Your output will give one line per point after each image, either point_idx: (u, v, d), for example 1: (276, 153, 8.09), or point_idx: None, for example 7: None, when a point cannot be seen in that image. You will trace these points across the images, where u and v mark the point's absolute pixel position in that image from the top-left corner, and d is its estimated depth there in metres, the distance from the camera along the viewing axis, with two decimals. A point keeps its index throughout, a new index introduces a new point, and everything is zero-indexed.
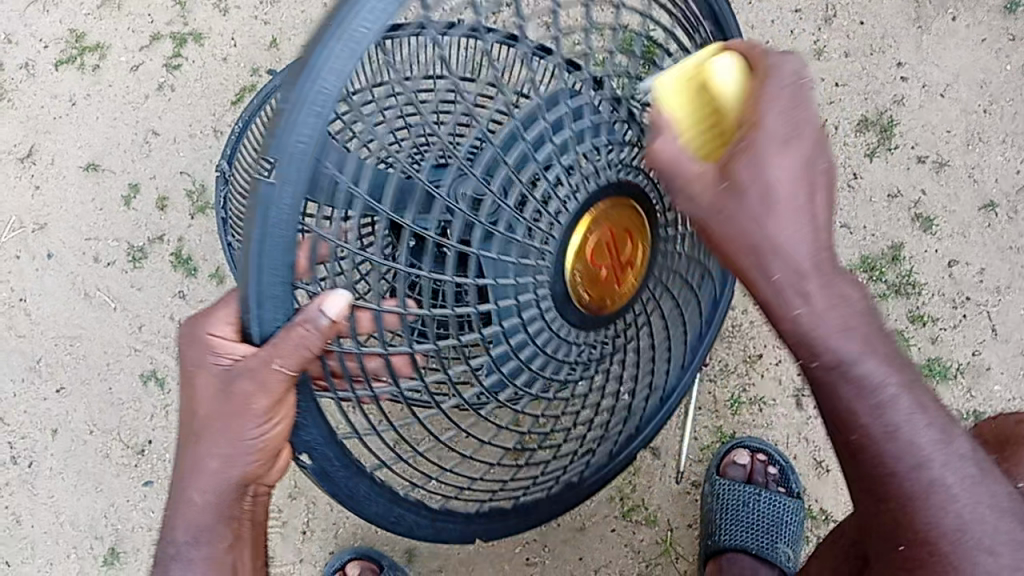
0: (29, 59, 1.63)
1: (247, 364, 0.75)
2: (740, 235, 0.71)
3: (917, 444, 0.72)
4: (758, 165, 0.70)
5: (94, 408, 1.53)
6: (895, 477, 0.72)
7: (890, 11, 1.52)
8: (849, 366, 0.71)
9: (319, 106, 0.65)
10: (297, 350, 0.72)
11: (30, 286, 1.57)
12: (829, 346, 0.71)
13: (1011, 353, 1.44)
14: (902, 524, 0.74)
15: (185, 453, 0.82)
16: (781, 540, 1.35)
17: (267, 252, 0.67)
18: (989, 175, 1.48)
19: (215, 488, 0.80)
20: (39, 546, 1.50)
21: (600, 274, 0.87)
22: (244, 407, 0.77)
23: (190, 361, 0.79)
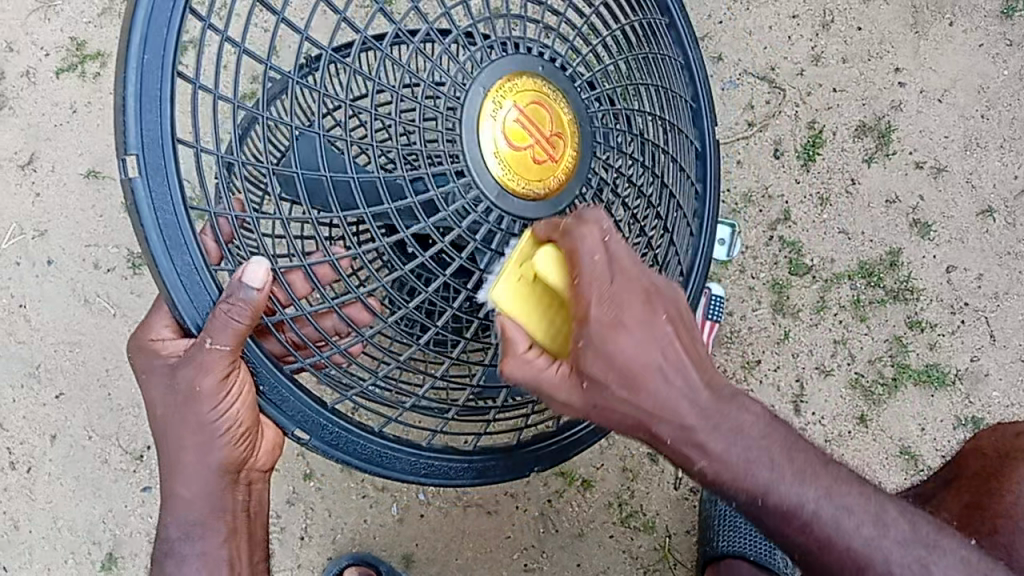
0: (30, 66, 1.62)
1: (189, 354, 0.88)
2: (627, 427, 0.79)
3: (853, 549, 0.80)
4: (602, 348, 0.73)
5: (93, 414, 1.53)
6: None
7: (886, 17, 1.52)
8: (765, 497, 0.79)
9: (155, 95, 0.79)
10: (228, 324, 0.83)
11: (29, 292, 1.57)
12: (743, 484, 0.78)
13: (1010, 359, 1.45)
14: None
15: (162, 456, 0.96)
16: (780, 547, 1.34)
17: (157, 233, 0.80)
18: (986, 180, 1.48)
19: (189, 479, 0.96)
20: (37, 552, 1.51)
21: (527, 160, 0.88)
22: (196, 398, 0.90)
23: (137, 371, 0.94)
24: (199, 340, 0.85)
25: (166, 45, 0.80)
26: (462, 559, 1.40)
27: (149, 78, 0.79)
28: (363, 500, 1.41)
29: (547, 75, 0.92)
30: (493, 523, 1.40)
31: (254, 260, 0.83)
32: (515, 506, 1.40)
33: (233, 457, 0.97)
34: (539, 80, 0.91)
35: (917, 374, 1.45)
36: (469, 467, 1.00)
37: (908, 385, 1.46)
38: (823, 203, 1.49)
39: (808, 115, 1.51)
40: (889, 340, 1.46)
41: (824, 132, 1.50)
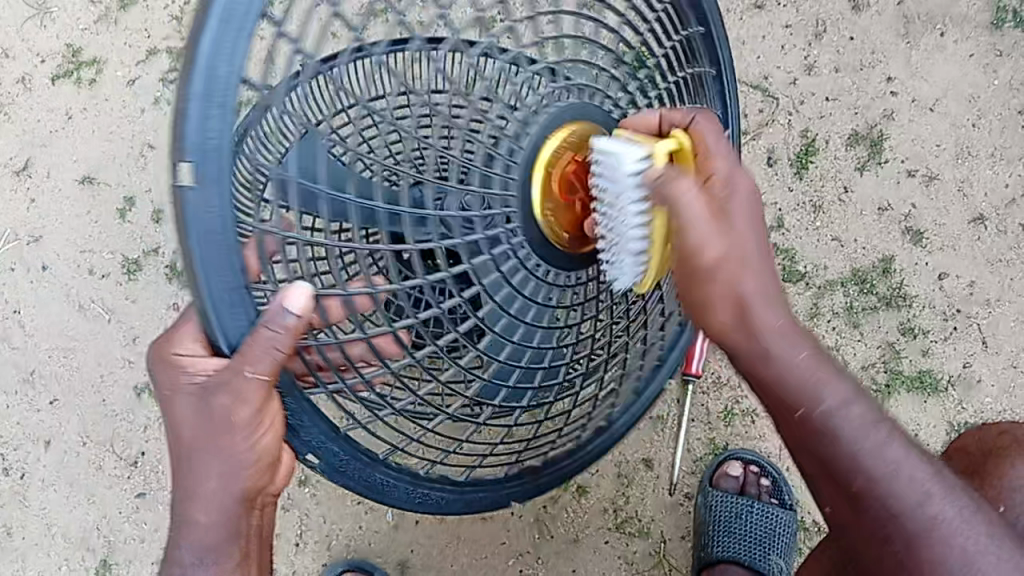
0: (27, 72, 1.63)
1: (219, 377, 0.79)
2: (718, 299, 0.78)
3: (917, 480, 0.77)
4: (736, 184, 0.80)
5: (87, 421, 1.52)
6: (900, 517, 0.77)
7: (879, 27, 1.54)
8: (846, 407, 0.78)
9: (218, 98, 0.68)
10: (268, 352, 0.75)
11: (25, 298, 1.57)
12: (826, 386, 0.78)
13: (1002, 365, 1.46)
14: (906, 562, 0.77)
15: (178, 479, 0.84)
16: (775, 552, 1.35)
17: (205, 250, 0.71)
18: (977, 189, 1.50)
19: (204, 498, 0.82)
20: (30, 559, 1.50)
21: (571, 209, 0.89)
22: (229, 423, 0.80)
23: (158, 376, 0.85)
24: (235, 366, 0.76)
25: (240, 52, 0.69)
26: (457, 565, 1.40)
27: (215, 69, 0.68)
28: (359, 506, 1.41)
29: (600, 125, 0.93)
30: (488, 529, 1.41)
31: (298, 285, 0.76)
32: (510, 512, 1.41)
33: (259, 483, 0.84)
34: (586, 124, 0.91)
35: (910, 380, 1.46)
36: (459, 497, 1.00)
37: (901, 392, 1.47)
38: (816, 211, 1.51)
39: (801, 123, 1.53)
40: (881, 346, 1.47)
41: (817, 141, 1.52)
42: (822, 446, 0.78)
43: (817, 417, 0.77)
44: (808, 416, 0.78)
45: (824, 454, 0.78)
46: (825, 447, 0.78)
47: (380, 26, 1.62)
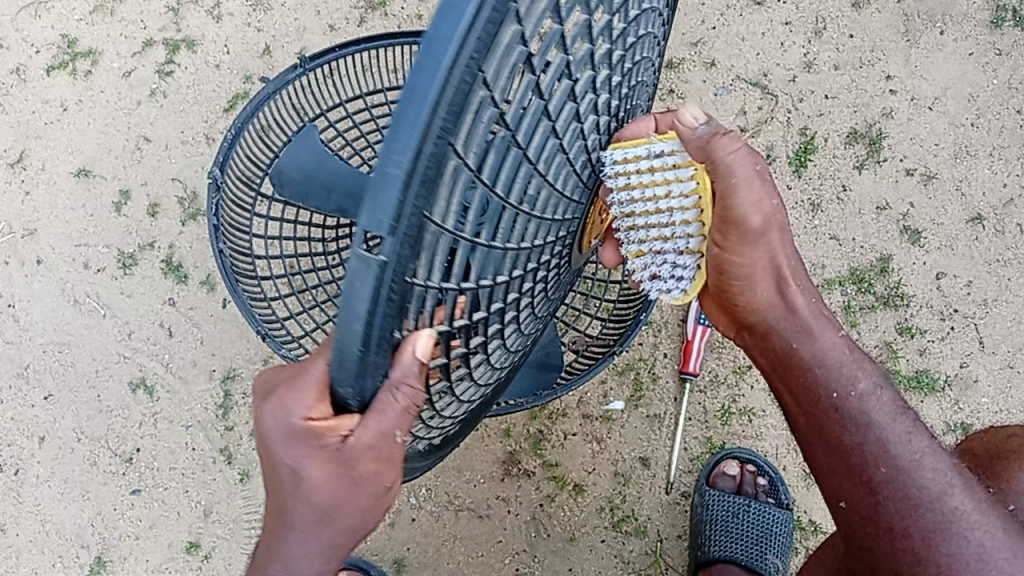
0: (21, 63, 1.61)
1: (361, 445, 0.70)
2: (763, 275, 0.85)
3: (941, 469, 0.83)
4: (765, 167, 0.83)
5: (82, 416, 1.52)
6: (920, 507, 0.82)
7: (879, 24, 1.53)
8: (870, 394, 0.86)
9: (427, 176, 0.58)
10: (409, 407, 0.68)
11: (19, 292, 1.56)
12: (851, 375, 0.86)
13: (998, 365, 1.46)
14: (920, 560, 0.81)
15: (284, 533, 0.76)
16: (771, 550, 1.36)
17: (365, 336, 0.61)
18: (976, 188, 1.50)
19: (316, 555, 0.76)
20: (25, 555, 1.49)
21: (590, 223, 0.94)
22: (361, 485, 0.73)
23: (271, 411, 0.73)
24: (386, 431, 0.69)
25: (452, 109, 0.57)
26: (453, 563, 1.40)
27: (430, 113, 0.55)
28: None
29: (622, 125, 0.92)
30: (485, 527, 1.40)
31: (424, 330, 0.66)
32: (506, 510, 1.40)
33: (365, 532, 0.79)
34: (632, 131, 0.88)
35: (906, 380, 1.46)
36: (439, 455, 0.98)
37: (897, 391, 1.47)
38: (814, 209, 1.50)
39: (800, 121, 1.52)
40: (879, 346, 1.47)
41: (816, 139, 1.51)
42: (848, 428, 0.85)
43: (850, 398, 0.85)
44: (842, 396, 0.86)
45: (851, 437, 0.85)
46: (852, 431, 0.85)
47: (378, 18, 1.61)
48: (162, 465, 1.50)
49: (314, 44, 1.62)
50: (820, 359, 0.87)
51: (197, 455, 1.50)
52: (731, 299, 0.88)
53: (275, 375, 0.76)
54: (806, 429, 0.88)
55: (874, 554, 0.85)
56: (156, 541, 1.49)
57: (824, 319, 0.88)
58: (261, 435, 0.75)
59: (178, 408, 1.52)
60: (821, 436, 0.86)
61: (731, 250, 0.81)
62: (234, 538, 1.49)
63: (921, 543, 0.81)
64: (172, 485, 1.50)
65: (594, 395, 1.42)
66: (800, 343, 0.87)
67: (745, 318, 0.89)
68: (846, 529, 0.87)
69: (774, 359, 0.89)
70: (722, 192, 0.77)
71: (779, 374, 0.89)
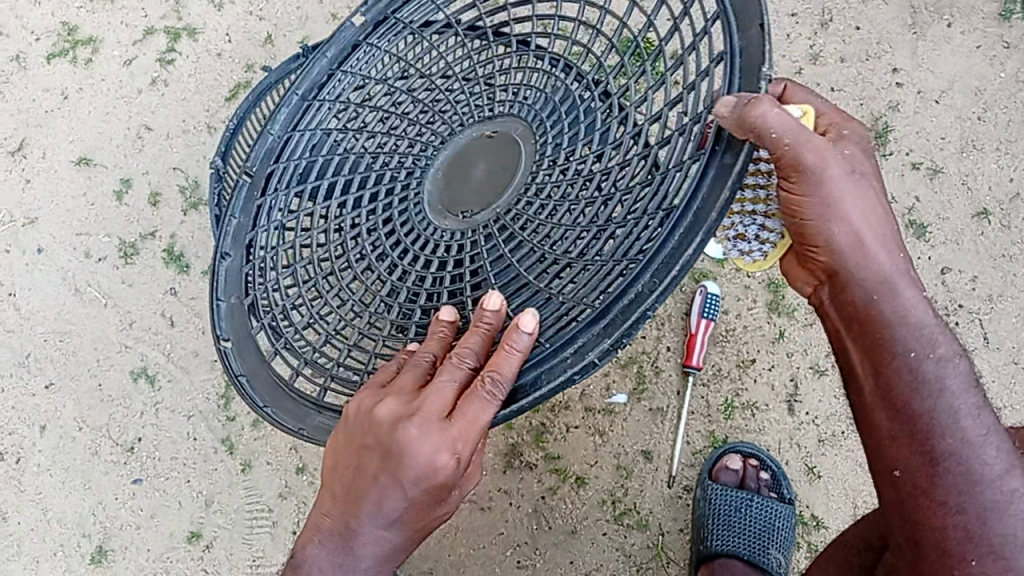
0: (22, 51, 1.61)
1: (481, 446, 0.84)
2: (843, 217, 0.83)
3: (1009, 451, 0.80)
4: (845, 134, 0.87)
5: (83, 406, 1.51)
6: (982, 483, 0.78)
7: (886, 17, 1.54)
8: (945, 357, 0.82)
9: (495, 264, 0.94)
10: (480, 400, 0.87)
11: (20, 280, 1.55)
12: (931, 340, 0.83)
13: (1003, 361, 1.43)
14: (971, 535, 0.77)
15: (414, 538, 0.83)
16: (773, 546, 1.33)
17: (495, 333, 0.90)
18: (982, 182, 1.48)
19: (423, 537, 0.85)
20: (26, 543, 1.49)
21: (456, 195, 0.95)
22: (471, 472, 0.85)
23: (456, 451, 0.76)
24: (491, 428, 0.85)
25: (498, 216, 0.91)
26: (455, 555, 1.42)
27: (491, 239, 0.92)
28: None
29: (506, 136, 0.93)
30: (487, 519, 1.42)
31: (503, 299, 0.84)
32: (508, 503, 1.43)
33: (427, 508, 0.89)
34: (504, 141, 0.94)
35: None
36: None
37: None
38: None
39: None
40: None
41: None
42: (918, 395, 0.81)
43: (926, 360, 0.82)
44: (918, 356, 0.82)
45: (921, 403, 0.81)
46: (924, 396, 0.81)
47: None
48: (163, 455, 1.50)
49: (317, 34, 1.58)
50: (901, 319, 0.84)
51: (198, 445, 1.50)
52: (809, 246, 0.86)
53: (422, 403, 0.78)
54: (874, 397, 0.84)
55: (920, 528, 0.80)
56: (157, 531, 1.48)
57: (912, 280, 0.86)
58: (417, 476, 0.76)
59: (179, 398, 1.51)
60: (889, 397, 0.83)
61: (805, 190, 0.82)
62: (234, 529, 1.47)
63: (973, 520, 0.77)
64: (173, 475, 1.49)
65: (597, 387, 1.44)
66: (880, 298, 0.84)
67: (823, 269, 0.87)
68: (893, 502, 0.83)
69: (851, 313, 0.87)
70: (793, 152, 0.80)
71: (853, 332, 0.87)
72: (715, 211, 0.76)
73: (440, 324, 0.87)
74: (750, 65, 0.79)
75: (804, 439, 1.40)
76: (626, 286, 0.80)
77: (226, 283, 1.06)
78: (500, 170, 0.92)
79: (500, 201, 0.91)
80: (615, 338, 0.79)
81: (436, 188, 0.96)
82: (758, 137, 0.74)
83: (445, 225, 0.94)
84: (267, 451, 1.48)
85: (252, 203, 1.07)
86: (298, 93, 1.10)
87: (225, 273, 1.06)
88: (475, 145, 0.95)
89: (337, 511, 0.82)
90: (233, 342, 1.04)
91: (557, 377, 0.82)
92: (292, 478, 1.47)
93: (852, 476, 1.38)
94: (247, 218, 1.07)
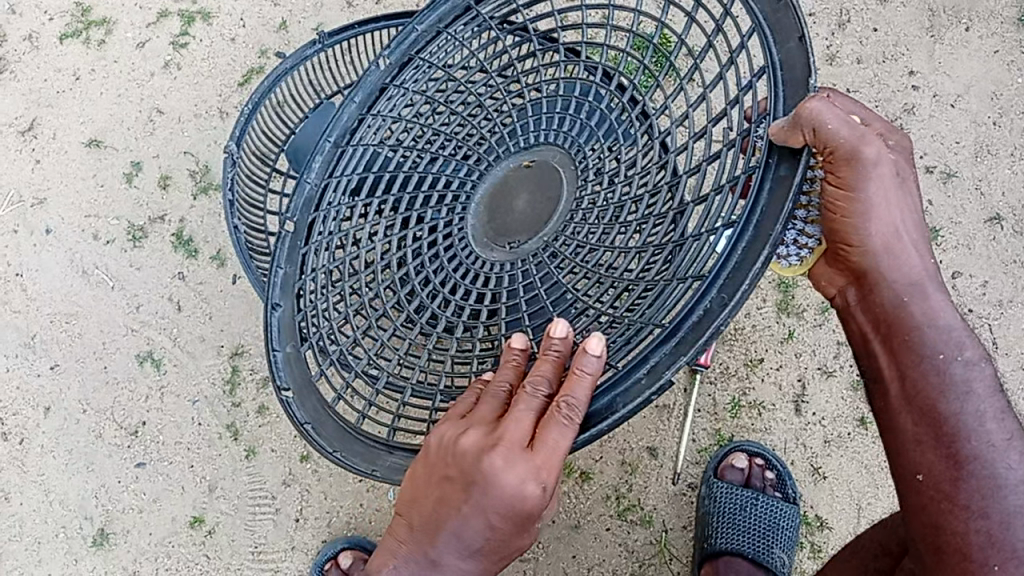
0: (34, 31, 1.61)
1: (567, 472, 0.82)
2: (883, 217, 0.84)
3: None
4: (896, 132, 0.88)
5: (88, 387, 1.51)
6: (1005, 488, 0.79)
7: (903, 19, 1.53)
8: (974, 358, 0.83)
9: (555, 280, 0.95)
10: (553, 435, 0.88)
11: (27, 260, 1.55)
12: (964, 342, 0.83)
13: (1012, 367, 1.43)
14: (992, 541, 0.77)
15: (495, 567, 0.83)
16: (777, 545, 1.32)
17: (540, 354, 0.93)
18: (996, 188, 1.48)
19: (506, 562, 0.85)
20: (28, 524, 1.49)
21: (500, 222, 0.95)
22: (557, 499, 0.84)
23: (540, 481, 0.76)
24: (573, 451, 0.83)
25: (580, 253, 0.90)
26: None
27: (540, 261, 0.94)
28: (361, 483, 1.45)
29: (549, 163, 0.95)
30: None
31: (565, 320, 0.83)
32: None
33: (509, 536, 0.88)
34: (546, 169, 0.95)
35: None
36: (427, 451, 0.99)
37: None
38: None
39: None
40: None
41: None
42: (945, 396, 0.82)
43: (955, 363, 0.83)
44: (948, 359, 0.83)
45: (947, 404, 0.82)
46: (954, 399, 0.82)
47: None
48: (168, 439, 1.49)
49: (331, 20, 1.58)
50: (931, 320, 0.84)
51: (203, 430, 1.49)
52: (842, 244, 0.87)
53: (507, 435, 0.77)
54: (900, 396, 0.85)
55: (941, 534, 0.80)
56: (160, 514, 1.48)
57: (938, 282, 0.87)
58: (505, 509, 0.76)
59: (184, 382, 1.51)
60: (915, 401, 0.83)
61: (853, 190, 0.83)
62: (237, 514, 1.47)
63: (997, 525, 0.77)
64: (177, 459, 1.49)
65: None
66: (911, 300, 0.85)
67: (854, 268, 0.88)
68: (914, 508, 0.83)
69: (880, 316, 0.87)
70: (847, 149, 0.81)
71: (879, 334, 0.88)
72: (778, 222, 0.76)
73: (512, 352, 0.85)
74: (793, 79, 0.81)
75: (810, 439, 1.40)
76: (695, 303, 0.79)
77: (280, 335, 1.00)
78: (543, 200, 0.93)
79: (547, 229, 0.92)
80: (689, 355, 0.78)
81: (480, 222, 0.96)
82: (815, 133, 0.77)
83: (492, 256, 0.94)
84: (272, 438, 1.48)
85: (296, 253, 1.02)
86: (330, 139, 1.05)
87: (277, 324, 1.00)
88: (516, 172, 0.96)
89: (414, 539, 0.83)
90: (299, 396, 0.98)
91: (633, 401, 0.81)
92: (296, 465, 1.47)
93: (857, 478, 1.38)
94: (293, 268, 1.02)
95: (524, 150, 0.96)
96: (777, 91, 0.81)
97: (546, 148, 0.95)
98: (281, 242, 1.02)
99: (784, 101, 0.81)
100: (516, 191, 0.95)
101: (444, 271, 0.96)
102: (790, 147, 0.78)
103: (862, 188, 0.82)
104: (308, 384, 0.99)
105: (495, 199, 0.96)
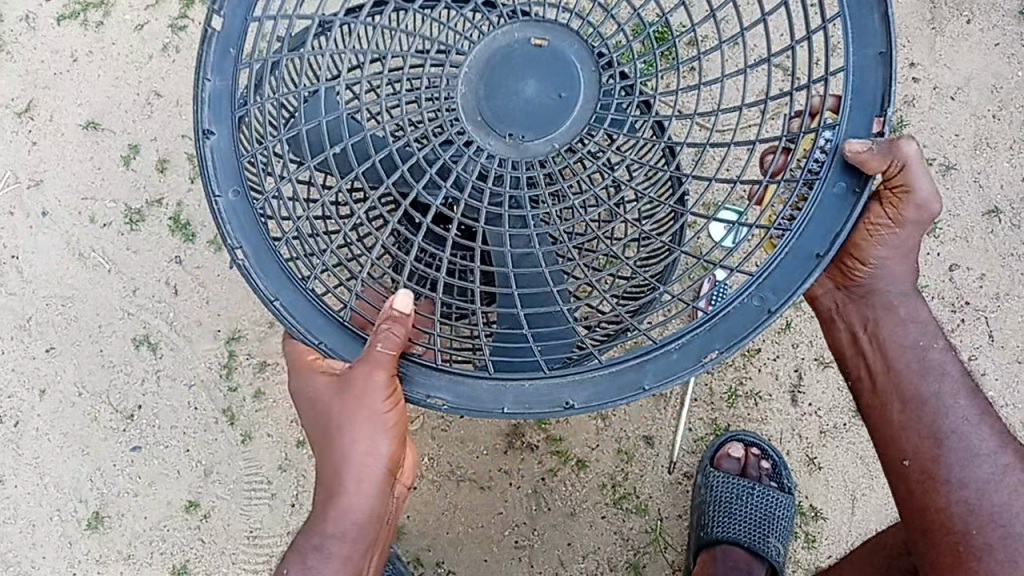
0: (30, 10, 1.58)
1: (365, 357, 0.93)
2: (908, 249, 0.98)
3: (999, 430, 0.99)
4: None
5: (84, 370, 1.51)
6: (981, 457, 0.96)
7: (904, 10, 1.51)
8: (949, 348, 1.01)
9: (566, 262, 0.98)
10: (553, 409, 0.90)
11: (23, 243, 1.54)
12: (942, 335, 1.01)
13: (1007, 359, 1.44)
14: (970, 509, 0.94)
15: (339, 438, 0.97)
16: (773, 535, 1.35)
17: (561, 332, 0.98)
18: (994, 181, 1.48)
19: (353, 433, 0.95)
20: (22, 507, 1.48)
21: (507, 109, 0.91)
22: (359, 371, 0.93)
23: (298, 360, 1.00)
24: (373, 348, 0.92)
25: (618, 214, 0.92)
26: (453, 533, 1.40)
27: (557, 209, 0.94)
28: None
29: (565, 57, 0.92)
30: (485, 499, 1.41)
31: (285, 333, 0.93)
32: (508, 483, 1.41)
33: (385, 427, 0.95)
34: (561, 62, 0.92)
35: None
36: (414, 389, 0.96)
37: None
38: None
39: None
40: None
41: None
42: (926, 380, 0.99)
43: (935, 352, 1.01)
44: (929, 348, 1.01)
45: (928, 387, 0.99)
46: (933, 382, 0.99)
47: None
48: (163, 423, 1.49)
49: None
50: (915, 320, 1.02)
51: (199, 414, 1.49)
52: (857, 260, 1.00)
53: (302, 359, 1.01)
54: (887, 383, 1.01)
55: (929, 511, 0.96)
56: (155, 498, 1.48)
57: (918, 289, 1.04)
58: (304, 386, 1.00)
59: (181, 366, 1.50)
60: (901, 388, 1.00)
61: (903, 228, 0.96)
62: (233, 499, 1.47)
63: (974, 494, 0.95)
64: (173, 443, 1.49)
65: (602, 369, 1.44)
66: (901, 306, 1.02)
67: (854, 278, 1.02)
68: (903, 493, 0.99)
69: (870, 316, 1.03)
70: (921, 199, 0.94)
71: (870, 335, 1.03)
72: (826, 248, 0.89)
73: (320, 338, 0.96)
74: (862, 89, 0.89)
75: (807, 429, 1.41)
76: (738, 293, 0.91)
77: (215, 171, 0.93)
78: (552, 95, 0.92)
79: (557, 135, 0.91)
80: (727, 347, 0.91)
81: (477, 96, 0.91)
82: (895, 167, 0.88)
83: (489, 144, 0.91)
84: (269, 422, 1.48)
85: (228, 62, 0.93)
86: None
87: (215, 155, 0.93)
88: (526, 51, 0.92)
89: None
90: (253, 255, 0.94)
91: (663, 378, 0.91)
92: (292, 451, 1.48)
93: (852, 468, 1.39)
94: (225, 83, 0.93)
95: (539, 25, 0.92)
96: (846, 98, 0.89)
97: (562, 37, 0.92)
98: (208, 44, 0.93)
99: (852, 111, 0.89)
100: (519, 80, 0.92)
101: (440, 159, 0.90)
102: (867, 167, 0.88)
103: (912, 226, 0.96)
104: (263, 241, 0.93)
105: (502, 80, 0.91)
